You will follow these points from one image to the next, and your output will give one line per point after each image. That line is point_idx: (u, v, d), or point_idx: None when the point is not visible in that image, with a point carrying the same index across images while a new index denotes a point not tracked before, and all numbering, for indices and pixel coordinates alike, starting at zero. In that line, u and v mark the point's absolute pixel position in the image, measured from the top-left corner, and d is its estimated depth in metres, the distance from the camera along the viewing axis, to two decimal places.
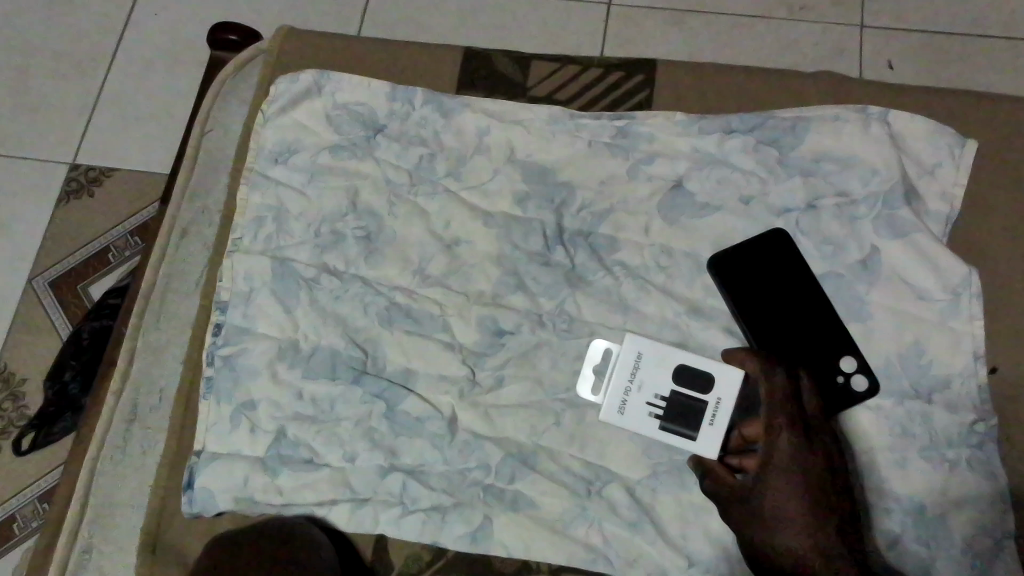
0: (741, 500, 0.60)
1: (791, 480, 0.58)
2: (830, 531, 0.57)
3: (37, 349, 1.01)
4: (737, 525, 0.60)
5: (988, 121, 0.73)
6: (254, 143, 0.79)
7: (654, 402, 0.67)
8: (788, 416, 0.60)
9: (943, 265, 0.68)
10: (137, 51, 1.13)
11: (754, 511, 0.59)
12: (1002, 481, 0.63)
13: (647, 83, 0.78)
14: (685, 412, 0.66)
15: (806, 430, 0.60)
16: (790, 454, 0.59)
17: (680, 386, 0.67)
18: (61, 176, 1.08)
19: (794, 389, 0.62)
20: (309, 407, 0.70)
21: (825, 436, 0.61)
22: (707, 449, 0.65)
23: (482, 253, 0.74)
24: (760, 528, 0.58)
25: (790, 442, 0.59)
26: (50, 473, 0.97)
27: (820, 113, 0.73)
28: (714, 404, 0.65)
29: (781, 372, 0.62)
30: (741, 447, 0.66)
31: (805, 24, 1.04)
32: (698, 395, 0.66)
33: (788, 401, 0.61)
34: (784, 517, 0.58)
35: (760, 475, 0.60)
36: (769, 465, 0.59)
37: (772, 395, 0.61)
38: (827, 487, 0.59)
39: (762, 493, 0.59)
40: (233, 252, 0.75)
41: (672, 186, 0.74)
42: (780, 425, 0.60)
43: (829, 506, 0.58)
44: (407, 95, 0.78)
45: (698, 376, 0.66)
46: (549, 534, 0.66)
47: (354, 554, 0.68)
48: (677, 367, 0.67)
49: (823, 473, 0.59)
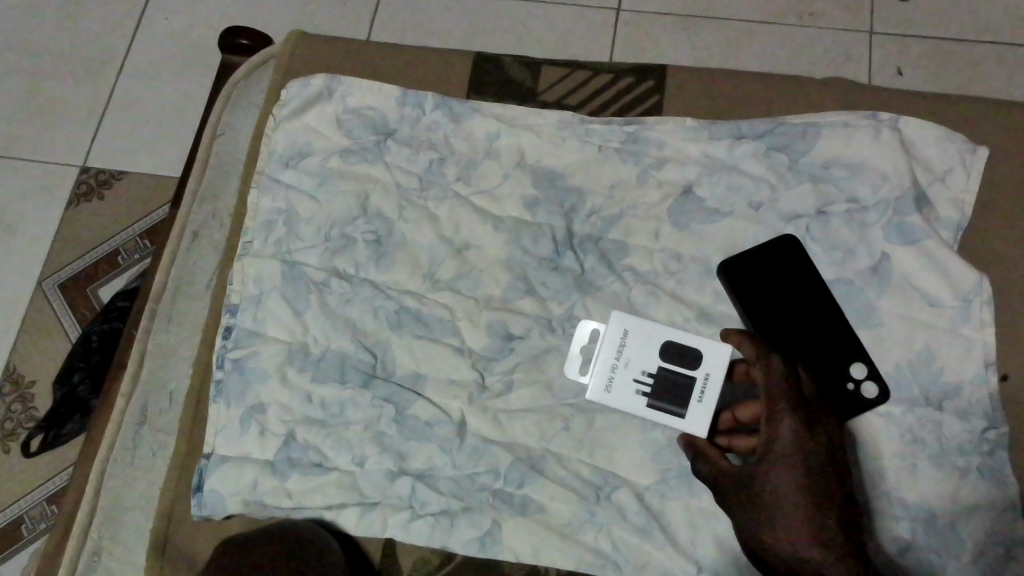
0: (738, 482, 0.59)
1: (792, 466, 0.56)
2: (831, 520, 0.55)
3: (47, 349, 1.02)
4: (734, 510, 0.59)
5: (1001, 128, 0.73)
6: (265, 147, 0.79)
7: (641, 378, 0.68)
8: (789, 397, 0.59)
9: (954, 273, 0.68)
10: (149, 55, 1.14)
11: (752, 495, 0.57)
12: (1012, 490, 0.63)
13: (657, 90, 0.79)
14: (673, 388, 0.66)
15: (809, 415, 0.58)
16: (792, 437, 0.57)
17: (667, 363, 0.68)
18: (72, 178, 1.09)
19: (793, 373, 0.60)
20: (318, 410, 0.70)
21: (827, 422, 0.60)
22: (696, 427, 0.65)
23: (491, 257, 0.74)
24: (759, 515, 0.57)
25: (792, 427, 0.57)
26: (62, 474, 0.97)
27: (830, 120, 0.73)
28: (703, 378, 0.66)
29: (779, 357, 0.61)
30: (731, 428, 0.66)
31: (815, 30, 1.04)
32: (685, 371, 0.67)
33: (787, 383, 0.59)
34: (783, 500, 0.56)
35: (759, 458, 0.58)
36: (770, 448, 0.58)
37: (771, 378, 0.60)
38: (828, 473, 0.57)
39: (761, 475, 0.57)
40: (244, 255, 0.75)
41: (683, 191, 0.74)
42: (781, 409, 0.58)
43: (830, 493, 0.56)
44: (418, 100, 0.78)
45: (685, 352, 0.67)
46: (558, 539, 0.66)
47: (363, 558, 0.68)
48: (664, 343, 0.68)
49: (825, 459, 0.57)
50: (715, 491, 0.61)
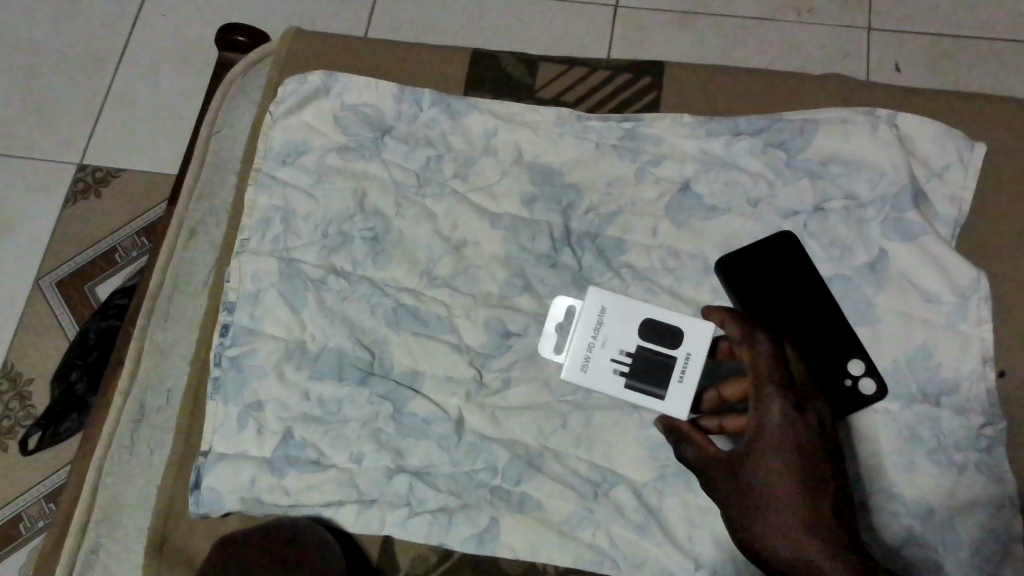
0: (727, 470, 0.58)
1: (783, 452, 0.55)
2: (824, 506, 0.54)
3: (44, 348, 1.01)
4: (723, 496, 0.58)
5: (998, 123, 0.73)
6: (262, 144, 0.79)
7: (619, 357, 0.68)
8: (777, 378, 0.57)
9: (952, 269, 0.68)
10: (145, 52, 1.14)
11: (742, 481, 0.57)
12: (1010, 486, 0.63)
13: (654, 86, 0.79)
14: (653, 368, 0.66)
15: (799, 397, 0.57)
16: (782, 420, 0.56)
17: (645, 341, 0.68)
18: (68, 176, 1.08)
19: (781, 353, 0.59)
20: (315, 407, 0.70)
21: (818, 403, 0.58)
22: (676, 408, 0.65)
23: (489, 254, 0.74)
24: (750, 503, 0.56)
25: (781, 410, 0.56)
26: (59, 471, 0.97)
27: (828, 116, 0.73)
28: (685, 358, 0.66)
29: (765, 337, 0.59)
30: (715, 406, 0.65)
31: (811, 26, 1.04)
32: (666, 350, 0.67)
33: (774, 363, 0.58)
34: (774, 488, 0.55)
35: (749, 443, 0.57)
36: (760, 433, 0.57)
37: (757, 359, 0.59)
38: (820, 456, 0.56)
39: (751, 462, 0.56)
40: (241, 253, 0.75)
41: (680, 188, 0.74)
42: (770, 391, 0.57)
43: (823, 479, 0.55)
44: (415, 97, 0.78)
45: (664, 330, 0.67)
46: (555, 535, 0.66)
47: (360, 555, 0.68)
48: (642, 322, 0.68)
49: (817, 443, 0.56)
50: (702, 478, 0.60)
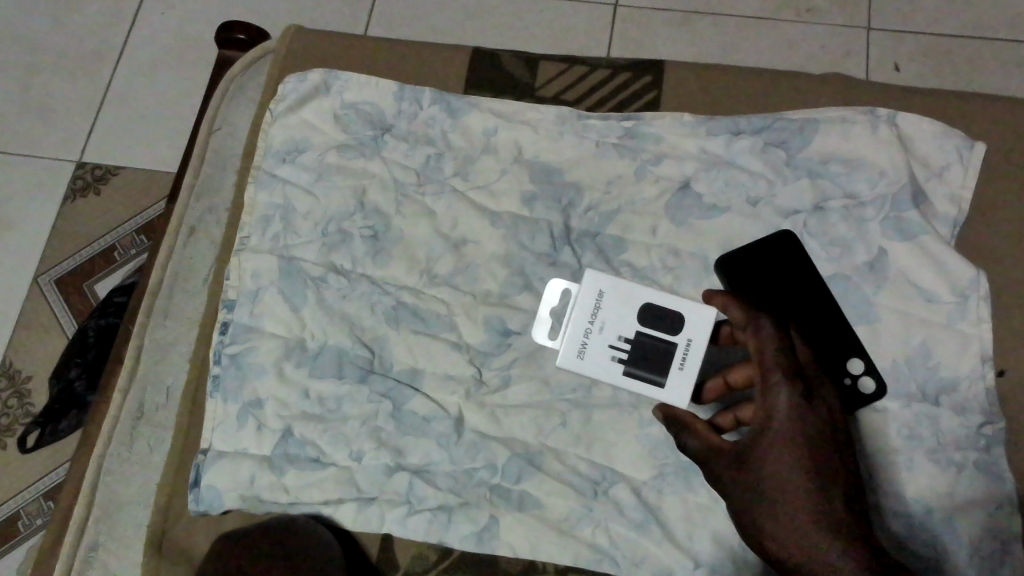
0: (734, 462, 0.57)
1: (791, 441, 0.55)
2: (835, 495, 0.54)
3: (43, 346, 1.01)
4: (730, 488, 0.57)
5: (998, 123, 0.73)
6: (262, 142, 0.79)
7: (618, 344, 0.67)
8: (784, 367, 0.57)
9: (951, 269, 0.68)
10: (144, 50, 1.13)
11: (751, 473, 0.56)
12: (1009, 485, 0.63)
13: (654, 85, 0.79)
14: (653, 355, 0.66)
15: (806, 386, 0.57)
16: (790, 409, 0.56)
17: (644, 327, 0.67)
18: (67, 174, 1.08)
19: (787, 338, 0.58)
20: (315, 405, 0.70)
21: (825, 392, 0.58)
22: (676, 395, 0.65)
23: (488, 253, 0.74)
24: (759, 494, 0.55)
25: (789, 399, 0.56)
26: (58, 469, 0.97)
27: (828, 116, 0.73)
28: (685, 345, 0.65)
29: (771, 323, 0.58)
30: (718, 393, 0.65)
31: (812, 25, 1.04)
32: (666, 337, 0.66)
33: (781, 349, 0.57)
34: (784, 479, 0.55)
35: (756, 434, 0.56)
36: (768, 423, 0.56)
37: (762, 346, 0.58)
38: (828, 447, 0.56)
39: (758, 454, 0.56)
40: (240, 251, 0.75)
41: (680, 187, 0.74)
42: (777, 380, 0.56)
43: (832, 469, 0.55)
44: (415, 95, 0.78)
45: (665, 316, 0.66)
46: (555, 534, 0.66)
47: (360, 552, 0.68)
48: (642, 307, 0.67)
49: (825, 433, 0.56)
50: (708, 470, 0.59)
